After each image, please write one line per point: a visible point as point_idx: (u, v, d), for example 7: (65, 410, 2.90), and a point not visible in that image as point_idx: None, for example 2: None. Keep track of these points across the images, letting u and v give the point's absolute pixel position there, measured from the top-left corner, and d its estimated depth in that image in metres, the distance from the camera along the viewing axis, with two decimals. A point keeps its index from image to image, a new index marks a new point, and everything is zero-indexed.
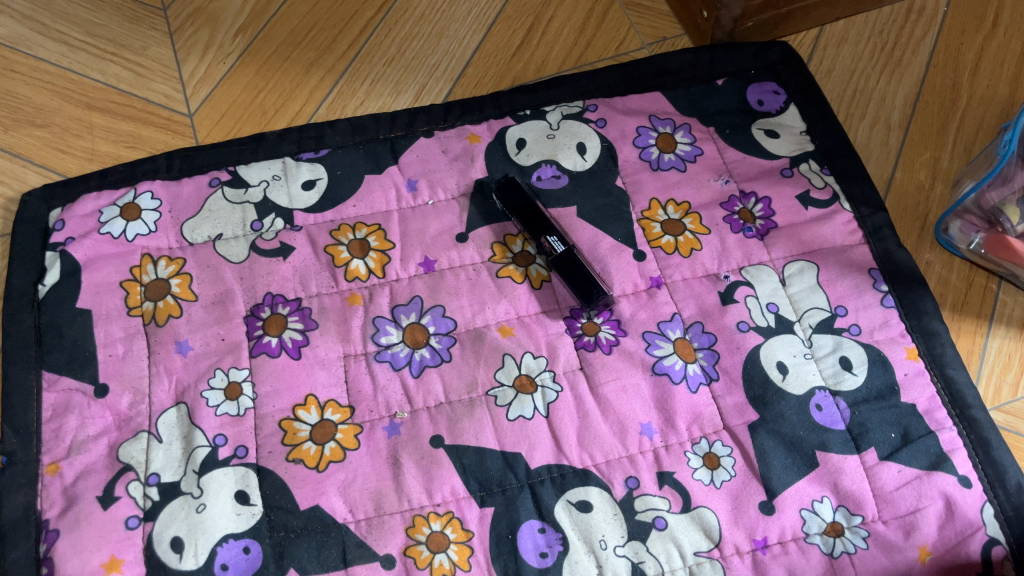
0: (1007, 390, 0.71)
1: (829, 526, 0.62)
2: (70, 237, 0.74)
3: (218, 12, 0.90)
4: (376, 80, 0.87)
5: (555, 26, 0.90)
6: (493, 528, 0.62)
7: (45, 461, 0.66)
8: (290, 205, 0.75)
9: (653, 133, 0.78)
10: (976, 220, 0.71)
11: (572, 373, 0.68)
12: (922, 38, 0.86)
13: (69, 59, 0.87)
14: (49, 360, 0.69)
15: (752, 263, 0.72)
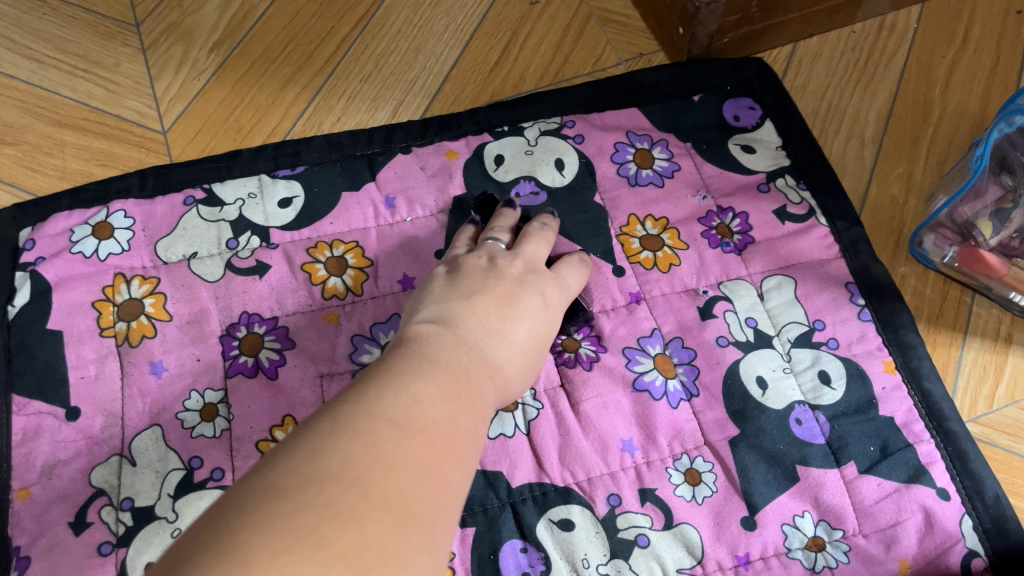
0: (983, 402, 0.71)
1: (810, 541, 0.62)
2: (41, 257, 0.73)
3: (192, 28, 0.90)
4: (353, 96, 0.87)
5: (532, 42, 0.90)
6: (475, 548, 0.62)
7: (14, 486, 0.64)
8: (266, 223, 0.75)
9: (630, 148, 0.79)
10: (949, 234, 0.72)
11: (553, 390, 0.67)
12: (894, 54, 0.87)
13: (39, 75, 0.86)
14: (19, 383, 0.68)
15: (730, 278, 0.72)
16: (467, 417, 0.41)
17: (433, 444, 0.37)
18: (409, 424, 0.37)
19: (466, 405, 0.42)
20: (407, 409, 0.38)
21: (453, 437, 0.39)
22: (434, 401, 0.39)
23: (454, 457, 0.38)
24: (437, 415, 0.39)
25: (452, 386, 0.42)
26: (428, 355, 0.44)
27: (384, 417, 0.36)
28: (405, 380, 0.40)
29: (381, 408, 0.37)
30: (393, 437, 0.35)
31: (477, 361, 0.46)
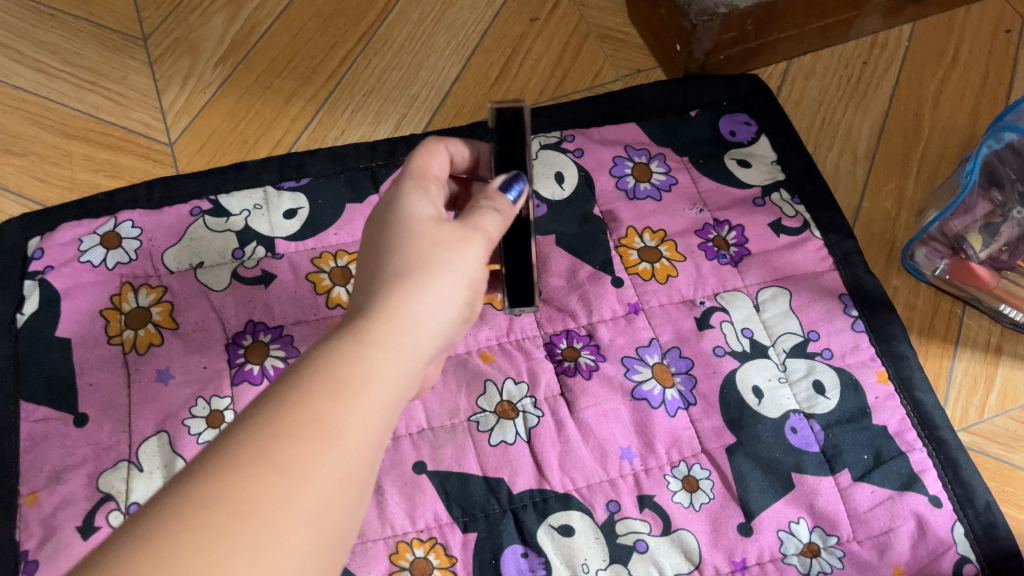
0: (973, 412, 0.73)
1: (806, 547, 0.64)
2: (50, 266, 0.74)
3: (198, 42, 0.91)
4: (357, 110, 0.88)
5: (532, 57, 0.92)
6: (476, 553, 0.63)
7: (23, 491, 0.65)
8: (271, 234, 0.76)
9: (628, 162, 0.80)
10: (940, 247, 0.74)
11: (553, 399, 0.68)
12: (885, 72, 0.89)
13: (46, 88, 0.88)
14: (28, 390, 0.69)
15: (726, 289, 0.74)
16: (348, 435, 0.36)
17: (292, 499, 0.33)
18: (265, 477, 0.33)
19: (341, 432, 0.36)
20: (274, 461, 0.34)
21: (327, 475, 0.35)
22: (303, 441, 0.35)
23: (328, 509, 0.35)
24: (303, 461, 0.34)
25: (346, 411, 0.37)
26: (322, 367, 0.38)
27: (250, 479, 0.33)
28: (279, 420, 0.35)
29: (239, 464, 0.33)
30: (237, 503, 0.32)
31: (389, 358, 0.40)
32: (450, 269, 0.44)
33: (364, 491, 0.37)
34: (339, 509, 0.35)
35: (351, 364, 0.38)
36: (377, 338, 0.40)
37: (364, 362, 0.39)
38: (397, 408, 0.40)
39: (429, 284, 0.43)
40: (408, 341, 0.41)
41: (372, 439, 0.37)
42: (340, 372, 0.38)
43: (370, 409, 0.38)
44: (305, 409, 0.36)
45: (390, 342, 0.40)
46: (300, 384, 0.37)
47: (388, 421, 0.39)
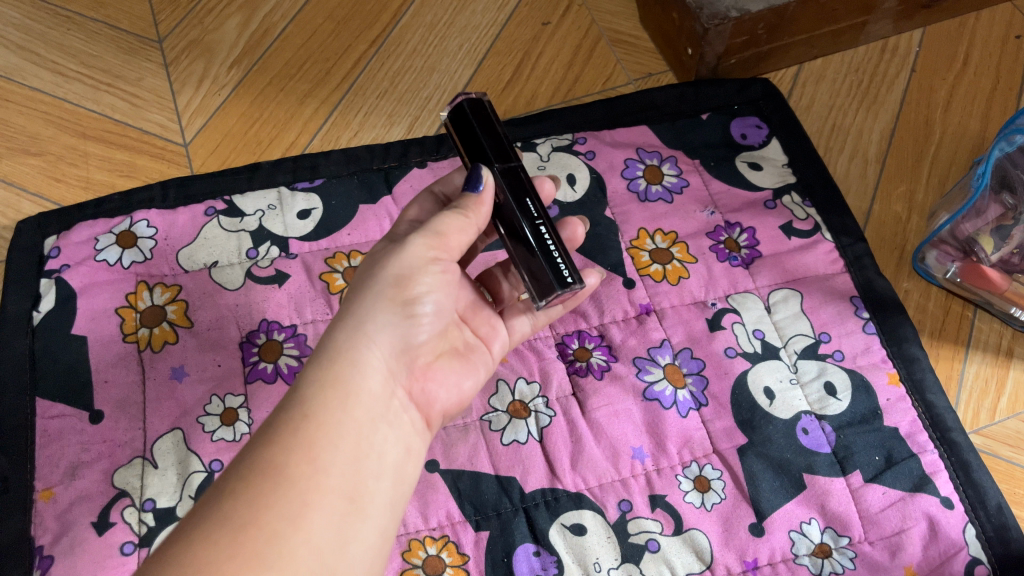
0: (985, 414, 0.73)
1: (817, 547, 0.64)
2: (67, 264, 0.75)
3: (213, 44, 0.92)
4: (370, 112, 0.89)
5: (544, 61, 0.92)
6: (489, 551, 0.63)
7: (38, 487, 0.66)
8: (285, 234, 0.77)
9: (640, 165, 0.81)
10: (952, 250, 0.74)
11: (565, 399, 0.69)
12: (896, 77, 0.89)
13: (63, 89, 0.88)
14: (44, 387, 0.70)
15: (738, 291, 0.74)
16: (293, 470, 0.42)
17: (248, 538, 0.40)
18: (227, 529, 0.40)
19: (286, 471, 0.42)
20: (226, 513, 0.41)
21: (278, 508, 0.41)
22: (250, 489, 0.42)
23: (285, 535, 0.41)
24: (253, 503, 0.41)
25: (292, 448, 0.43)
26: (271, 422, 0.44)
27: (213, 533, 0.40)
28: (234, 478, 0.42)
29: (207, 523, 0.40)
30: (203, 557, 0.39)
31: (329, 390, 0.46)
32: (390, 288, 0.50)
33: (329, 507, 0.43)
34: (301, 533, 0.41)
35: (291, 409, 0.45)
36: (317, 377, 0.46)
37: (305, 401, 0.45)
38: (350, 427, 0.45)
39: (365, 313, 0.49)
40: (348, 367, 0.47)
41: (323, 461, 0.43)
42: (282, 420, 0.44)
43: (316, 438, 0.44)
44: (258, 460, 0.43)
45: (326, 376, 0.46)
46: (257, 442, 0.44)
47: (339, 440, 0.44)
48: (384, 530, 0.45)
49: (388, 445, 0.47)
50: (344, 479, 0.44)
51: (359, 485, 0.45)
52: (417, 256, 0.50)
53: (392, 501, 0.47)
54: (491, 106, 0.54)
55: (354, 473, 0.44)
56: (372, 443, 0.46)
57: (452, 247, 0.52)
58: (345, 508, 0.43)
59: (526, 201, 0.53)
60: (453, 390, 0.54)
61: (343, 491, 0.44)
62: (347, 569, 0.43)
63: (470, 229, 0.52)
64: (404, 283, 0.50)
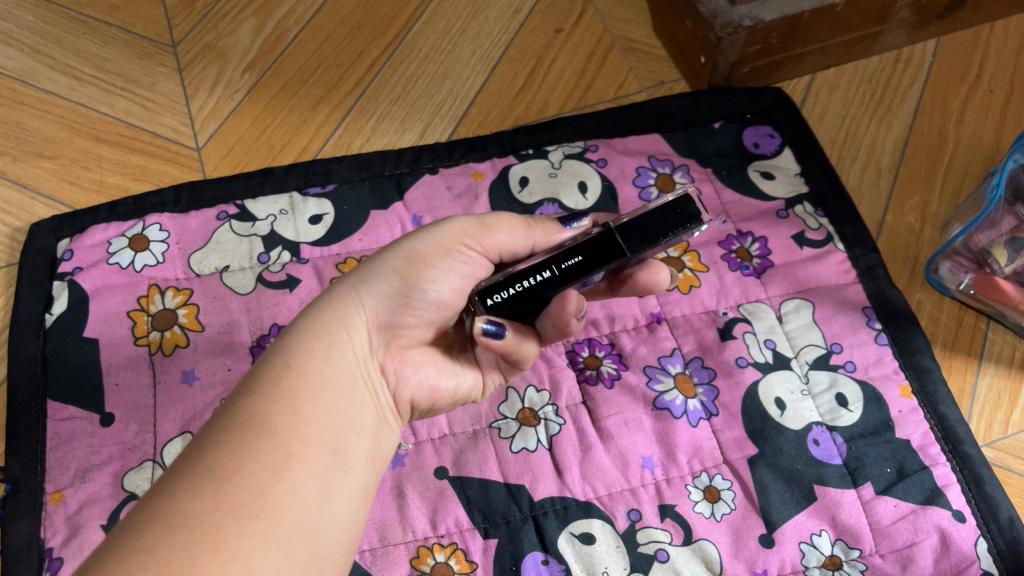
0: (997, 427, 0.73)
1: (828, 559, 0.63)
2: (79, 267, 0.75)
3: (227, 49, 0.92)
4: (383, 118, 0.89)
5: (556, 68, 0.92)
6: (498, 559, 0.63)
7: (49, 489, 0.66)
8: (297, 239, 0.77)
9: (652, 173, 0.81)
10: (965, 261, 0.74)
11: (574, 407, 0.69)
12: (910, 86, 0.89)
13: (78, 92, 0.89)
14: (55, 389, 0.70)
15: (749, 300, 0.74)
16: (277, 421, 0.42)
17: (234, 488, 0.39)
18: (211, 481, 0.39)
19: (269, 421, 0.41)
20: (210, 465, 0.39)
21: (263, 458, 0.40)
22: (233, 440, 0.40)
23: (271, 485, 0.40)
24: (237, 453, 0.40)
25: (274, 398, 0.42)
26: (250, 374, 0.44)
27: (197, 485, 0.38)
28: (215, 429, 0.41)
29: (190, 476, 0.39)
30: (187, 510, 0.37)
31: (316, 344, 0.46)
32: (402, 260, 0.50)
33: (312, 459, 0.42)
34: (287, 483, 0.40)
35: (272, 361, 0.44)
36: (305, 331, 0.46)
37: (287, 354, 0.45)
38: (333, 381, 0.45)
39: (367, 276, 0.50)
40: (337, 324, 0.47)
41: (306, 413, 0.43)
42: (263, 371, 0.44)
43: (298, 390, 0.43)
44: (241, 412, 0.42)
45: (313, 330, 0.46)
46: (238, 394, 0.43)
47: (322, 393, 0.44)
48: (365, 486, 0.45)
49: (367, 407, 0.47)
50: (327, 432, 0.43)
51: (340, 439, 0.44)
52: (447, 237, 0.51)
53: (370, 458, 0.46)
54: (688, 225, 0.49)
55: (337, 427, 0.44)
56: (354, 400, 0.46)
57: (492, 244, 0.53)
58: (328, 461, 0.43)
59: (573, 257, 0.50)
60: (429, 382, 0.53)
61: (326, 444, 0.43)
62: (329, 523, 0.42)
63: (526, 240, 0.53)
64: (418, 260, 0.50)
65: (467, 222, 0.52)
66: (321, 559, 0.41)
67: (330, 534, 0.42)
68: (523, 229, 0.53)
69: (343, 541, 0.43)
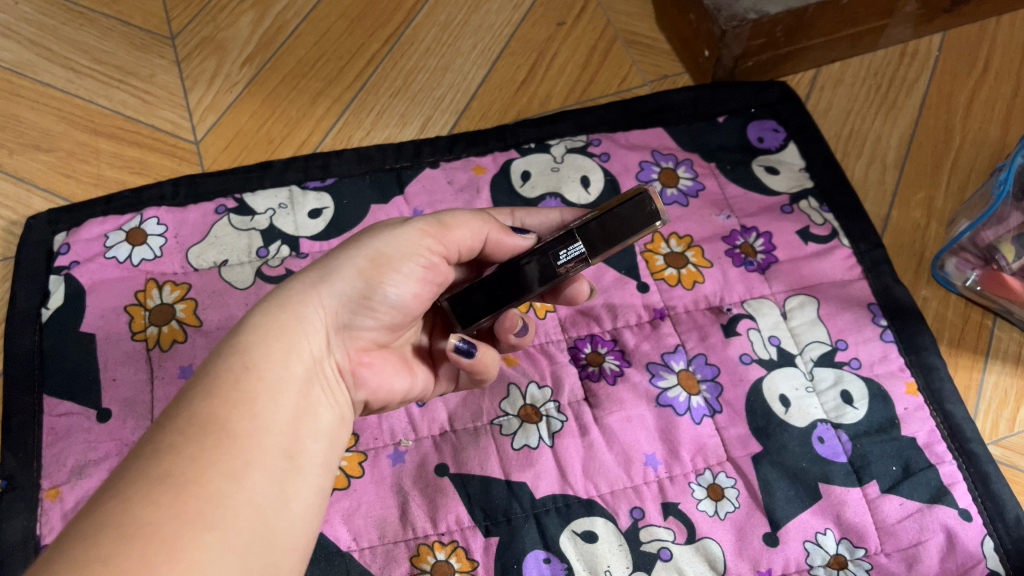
0: (1004, 425, 0.72)
1: (832, 558, 0.63)
2: (76, 261, 0.74)
3: (226, 41, 0.91)
4: (383, 111, 0.88)
5: (559, 62, 0.92)
6: (499, 557, 0.62)
7: (44, 485, 0.65)
8: (296, 233, 0.76)
9: (655, 167, 0.80)
10: (971, 257, 0.73)
11: (576, 404, 0.68)
12: (916, 81, 0.88)
13: (75, 84, 0.88)
14: (51, 384, 0.69)
15: (754, 296, 0.73)
16: (236, 427, 0.41)
17: (192, 495, 0.37)
18: (167, 488, 0.37)
19: (228, 426, 0.41)
20: (166, 470, 0.38)
21: (221, 464, 0.39)
22: (191, 444, 0.39)
23: (229, 493, 0.39)
24: (195, 458, 0.39)
25: (231, 401, 0.41)
26: (205, 373, 0.43)
27: (154, 492, 0.37)
28: (171, 432, 0.39)
29: (145, 481, 0.37)
30: (144, 516, 0.36)
31: (274, 344, 0.45)
32: (364, 261, 0.49)
33: (270, 466, 0.41)
34: (246, 491, 0.39)
35: (229, 360, 0.43)
36: (263, 331, 0.45)
37: (246, 354, 0.44)
38: (291, 384, 0.45)
39: (328, 275, 0.48)
40: (296, 323, 0.46)
41: (264, 418, 0.42)
42: (220, 371, 0.43)
43: (256, 393, 0.43)
44: (198, 413, 0.40)
45: (271, 329, 0.45)
46: (192, 395, 0.41)
47: (280, 396, 0.44)
48: (320, 490, 0.45)
49: (324, 409, 0.46)
50: (284, 436, 0.43)
51: (298, 443, 0.44)
52: (410, 239, 0.50)
53: (325, 461, 0.46)
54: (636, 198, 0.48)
55: (293, 430, 0.44)
56: (311, 403, 0.45)
57: (452, 244, 0.52)
58: (285, 467, 0.42)
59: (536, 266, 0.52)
60: (383, 380, 0.54)
61: (283, 448, 0.43)
62: (285, 530, 0.41)
63: (479, 240, 0.53)
64: (381, 262, 0.49)
65: (428, 222, 0.51)
66: (278, 565, 0.40)
67: (287, 540, 0.41)
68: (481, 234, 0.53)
69: (300, 547, 0.42)
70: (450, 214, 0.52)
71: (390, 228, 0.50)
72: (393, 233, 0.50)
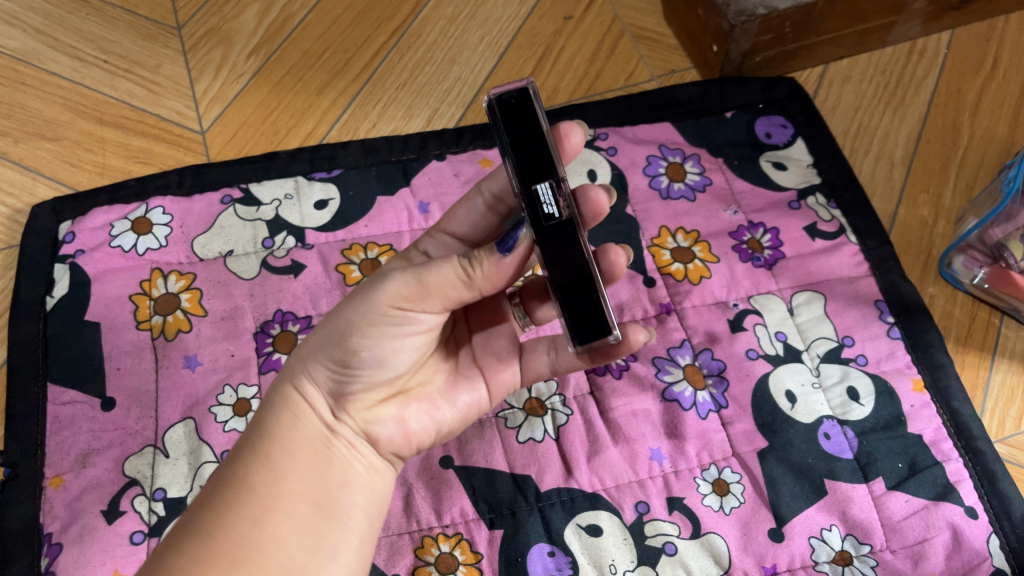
0: (1010, 423, 0.72)
1: (837, 554, 0.62)
2: (80, 250, 0.74)
3: (232, 32, 0.91)
4: (389, 103, 0.88)
5: (566, 56, 0.91)
6: (503, 550, 0.62)
7: (48, 474, 0.65)
8: (301, 224, 0.76)
9: (663, 162, 0.80)
10: (979, 255, 0.73)
11: (581, 397, 0.68)
12: (924, 78, 0.88)
13: (81, 74, 0.88)
14: (55, 373, 0.69)
15: (760, 292, 0.73)
16: (255, 483, 0.47)
17: (218, 543, 0.45)
18: (201, 540, 0.45)
19: (249, 483, 0.47)
20: (201, 525, 0.46)
21: (244, 514, 0.46)
22: (218, 502, 0.47)
23: (253, 539, 0.46)
24: (220, 514, 0.46)
25: (252, 465, 0.48)
26: (237, 443, 0.50)
27: (189, 544, 0.45)
28: (207, 492, 0.48)
29: (188, 534, 0.46)
30: (182, 565, 0.44)
31: (285, 415, 0.50)
32: (337, 331, 0.49)
33: (292, 511, 0.47)
34: (268, 536, 0.46)
35: (252, 432, 0.50)
36: (278, 407, 0.50)
37: (264, 423, 0.50)
38: (305, 442, 0.50)
39: (315, 350, 0.51)
40: (303, 392, 0.51)
41: (281, 474, 0.48)
42: (243, 442, 0.50)
43: (272, 454, 0.49)
44: (225, 477, 0.48)
45: (282, 398, 0.51)
46: (226, 462, 0.49)
47: (298, 453, 0.49)
48: (360, 534, 0.50)
49: (347, 460, 0.51)
50: (304, 487, 0.49)
51: (322, 490, 0.49)
52: (381, 303, 0.48)
53: (365, 502, 0.51)
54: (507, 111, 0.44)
55: (319, 484, 0.49)
56: (332, 454, 0.50)
57: (433, 298, 0.48)
58: (309, 512, 0.48)
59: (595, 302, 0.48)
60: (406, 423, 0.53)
61: (305, 497, 0.48)
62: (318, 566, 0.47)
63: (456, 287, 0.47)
64: (350, 331, 0.49)
65: (400, 281, 0.48)
66: None
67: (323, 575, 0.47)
68: (456, 280, 0.47)
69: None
70: (423, 269, 0.47)
71: (364, 291, 0.49)
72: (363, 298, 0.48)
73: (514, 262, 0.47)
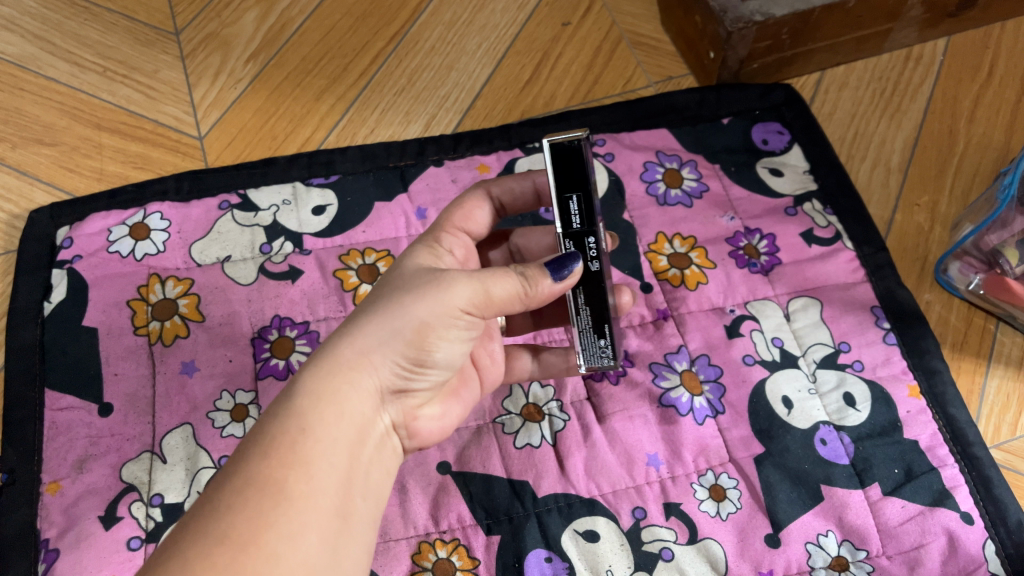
0: (1006, 429, 0.72)
1: (834, 560, 0.63)
2: (78, 255, 0.74)
3: (231, 38, 0.91)
4: (387, 109, 0.88)
5: (563, 62, 0.92)
6: (500, 555, 0.62)
7: (45, 479, 0.65)
8: (299, 229, 0.76)
9: (660, 168, 0.80)
10: (975, 261, 0.73)
11: (579, 403, 0.68)
12: (920, 85, 0.88)
13: (79, 79, 0.88)
14: (53, 378, 0.69)
15: (757, 298, 0.73)
16: (293, 489, 0.40)
17: (249, 557, 0.38)
18: (226, 548, 0.38)
19: (284, 488, 0.40)
20: (225, 530, 0.38)
21: (279, 524, 0.39)
22: (248, 504, 0.39)
23: (285, 555, 0.39)
24: (251, 519, 0.39)
25: (292, 467, 0.41)
26: (261, 433, 0.42)
27: (209, 551, 0.37)
28: (230, 492, 0.40)
29: (207, 539, 0.38)
30: None
31: (329, 410, 0.43)
32: (409, 329, 0.46)
33: (325, 526, 0.41)
34: (300, 555, 0.39)
35: (286, 422, 0.42)
36: (321, 403, 0.43)
37: (302, 415, 0.43)
38: (345, 445, 0.44)
39: (374, 346, 0.46)
40: (351, 387, 0.45)
41: (321, 480, 0.42)
42: (275, 433, 0.42)
43: (313, 456, 0.42)
44: (255, 474, 0.40)
45: (325, 392, 0.44)
46: (248, 456, 0.41)
47: (335, 456, 0.43)
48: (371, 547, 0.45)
49: (376, 465, 0.47)
50: (338, 497, 0.42)
51: (350, 502, 0.43)
52: (454, 305, 0.47)
53: (374, 514, 0.46)
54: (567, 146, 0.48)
55: (346, 493, 0.43)
56: (362, 459, 0.45)
57: (493, 308, 0.48)
58: (338, 527, 0.42)
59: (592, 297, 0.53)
60: (434, 425, 0.53)
61: (335, 509, 0.42)
62: None
63: (516, 300, 0.48)
64: (427, 332, 0.46)
65: (474, 287, 0.47)
66: None
67: None
68: (520, 292, 0.48)
69: None
70: (494, 278, 0.47)
71: (435, 289, 0.47)
72: (437, 298, 0.46)
73: (561, 288, 0.50)
